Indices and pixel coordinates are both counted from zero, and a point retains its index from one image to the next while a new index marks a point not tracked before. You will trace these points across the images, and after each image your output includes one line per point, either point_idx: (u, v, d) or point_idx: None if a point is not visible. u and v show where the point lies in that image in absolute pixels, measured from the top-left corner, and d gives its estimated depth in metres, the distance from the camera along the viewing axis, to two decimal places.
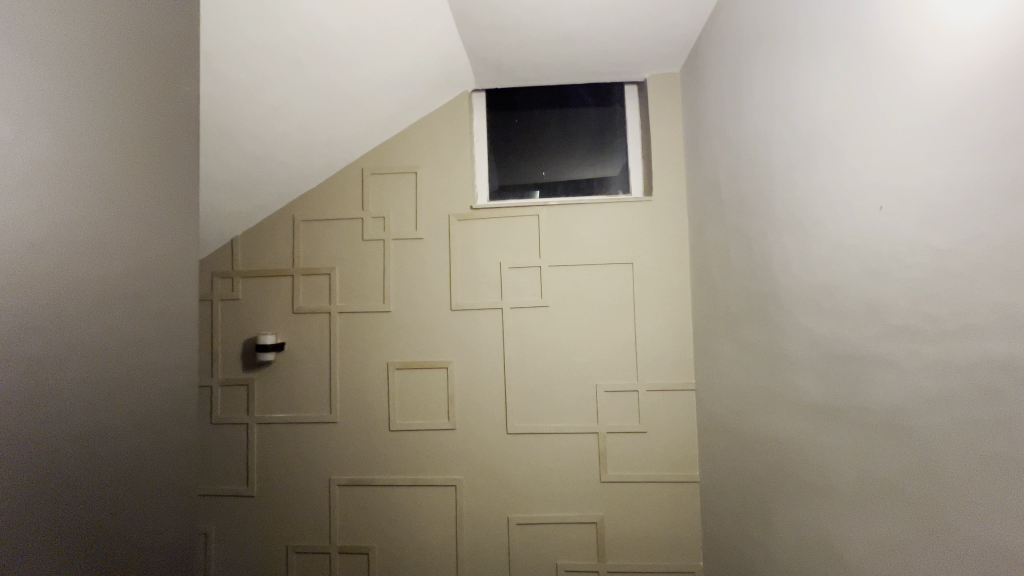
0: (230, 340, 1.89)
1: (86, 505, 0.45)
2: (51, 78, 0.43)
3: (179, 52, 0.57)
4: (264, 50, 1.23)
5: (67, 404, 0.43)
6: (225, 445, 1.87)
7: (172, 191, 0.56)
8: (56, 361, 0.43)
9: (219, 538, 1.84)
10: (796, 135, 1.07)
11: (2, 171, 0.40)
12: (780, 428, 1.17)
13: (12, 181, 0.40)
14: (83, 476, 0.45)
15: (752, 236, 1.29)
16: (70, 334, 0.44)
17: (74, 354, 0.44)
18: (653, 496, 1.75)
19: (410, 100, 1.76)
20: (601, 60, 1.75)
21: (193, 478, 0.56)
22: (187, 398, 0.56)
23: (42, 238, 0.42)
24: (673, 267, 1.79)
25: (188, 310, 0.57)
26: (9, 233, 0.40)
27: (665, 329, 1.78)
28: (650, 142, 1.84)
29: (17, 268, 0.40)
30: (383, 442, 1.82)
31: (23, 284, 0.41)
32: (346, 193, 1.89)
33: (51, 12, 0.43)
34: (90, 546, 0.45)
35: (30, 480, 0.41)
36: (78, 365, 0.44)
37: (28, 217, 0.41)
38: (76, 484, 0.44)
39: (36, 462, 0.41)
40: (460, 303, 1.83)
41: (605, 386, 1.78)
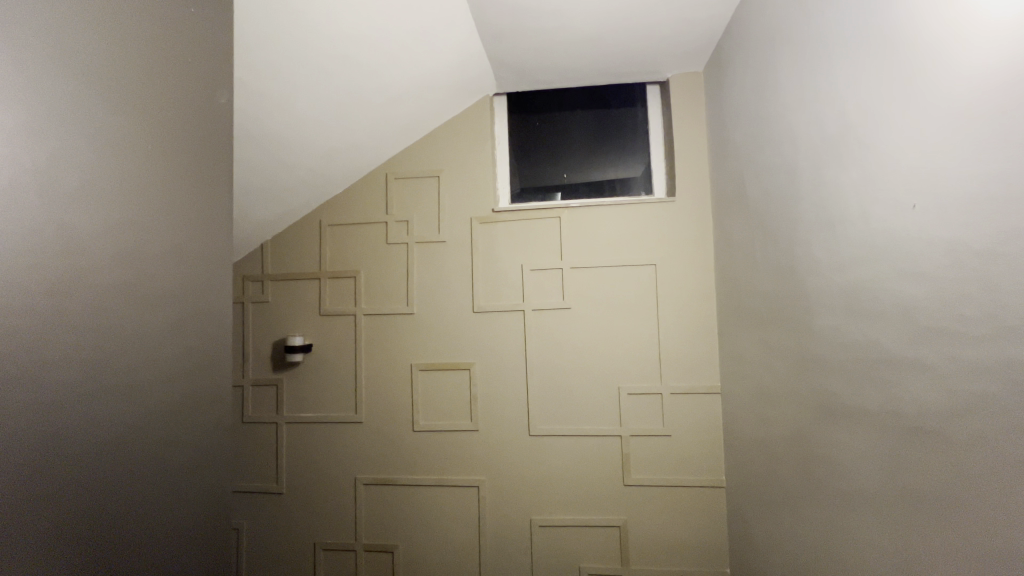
0: (260, 341, 1.95)
1: (126, 502, 0.47)
2: (98, 96, 0.46)
3: (215, 68, 0.60)
4: (292, 61, 1.27)
5: (110, 405, 0.46)
6: (255, 443, 1.92)
7: (208, 199, 0.58)
8: (102, 363, 0.46)
9: (250, 534, 1.89)
10: (824, 134, 1.04)
11: (58, 185, 0.43)
12: (809, 433, 1.14)
13: (67, 192, 0.44)
14: (124, 473, 0.47)
15: (779, 236, 1.26)
16: (113, 339, 0.47)
17: (117, 357, 0.47)
18: (677, 500, 1.72)
19: (432, 106, 1.78)
20: (622, 62, 1.75)
21: (226, 476, 0.58)
22: (221, 398, 0.59)
23: (89, 245, 0.45)
24: (697, 268, 1.77)
25: (222, 314, 0.60)
26: (62, 243, 0.43)
27: (689, 332, 1.75)
28: (672, 142, 1.83)
29: (69, 275, 0.44)
30: (407, 442, 1.85)
31: (73, 292, 0.44)
32: (370, 197, 1.92)
33: (99, 34, 0.47)
34: (131, 542, 0.47)
35: (78, 474, 0.44)
36: (122, 368, 0.47)
37: (80, 227, 0.44)
38: (117, 481, 0.47)
39: (83, 458, 0.44)
40: (482, 305, 1.84)
41: (628, 388, 1.76)
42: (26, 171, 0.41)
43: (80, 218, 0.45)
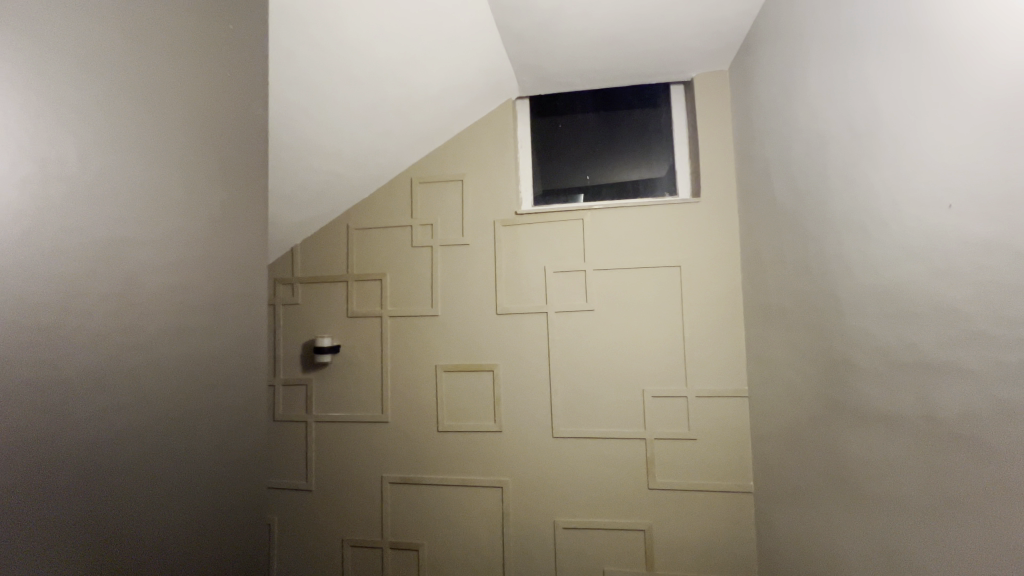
0: (290, 342, 2.00)
1: (172, 499, 0.50)
2: (146, 114, 0.49)
3: (250, 82, 0.63)
4: (322, 71, 1.31)
5: (157, 407, 0.49)
6: (286, 441, 1.98)
7: (245, 207, 0.61)
8: (150, 367, 0.49)
9: (281, 530, 1.95)
10: (854, 133, 1.02)
11: (113, 199, 0.46)
12: (841, 438, 1.11)
13: (120, 206, 0.47)
14: (170, 471, 0.50)
15: (808, 236, 1.24)
16: (159, 344, 0.50)
17: (162, 361, 0.50)
18: (703, 505, 1.70)
19: (456, 111, 1.81)
20: (646, 63, 1.74)
21: (261, 472, 0.61)
22: (257, 396, 0.62)
23: (138, 255, 0.48)
24: (723, 269, 1.74)
25: (258, 317, 0.63)
26: (117, 255, 0.46)
27: (715, 334, 1.73)
28: (697, 142, 1.81)
29: (122, 284, 0.46)
30: (431, 442, 1.88)
31: (125, 300, 0.47)
32: (396, 201, 1.96)
33: (147, 55, 0.50)
34: (177, 538, 0.50)
35: (131, 472, 0.46)
36: (167, 371, 0.50)
37: (131, 238, 0.47)
38: (164, 480, 0.49)
39: (136, 457, 0.47)
40: (505, 307, 1.86)
41: (652, 391, 1.75)
42: (84, 184, 0.44)
43: (127, 226, 0.47)
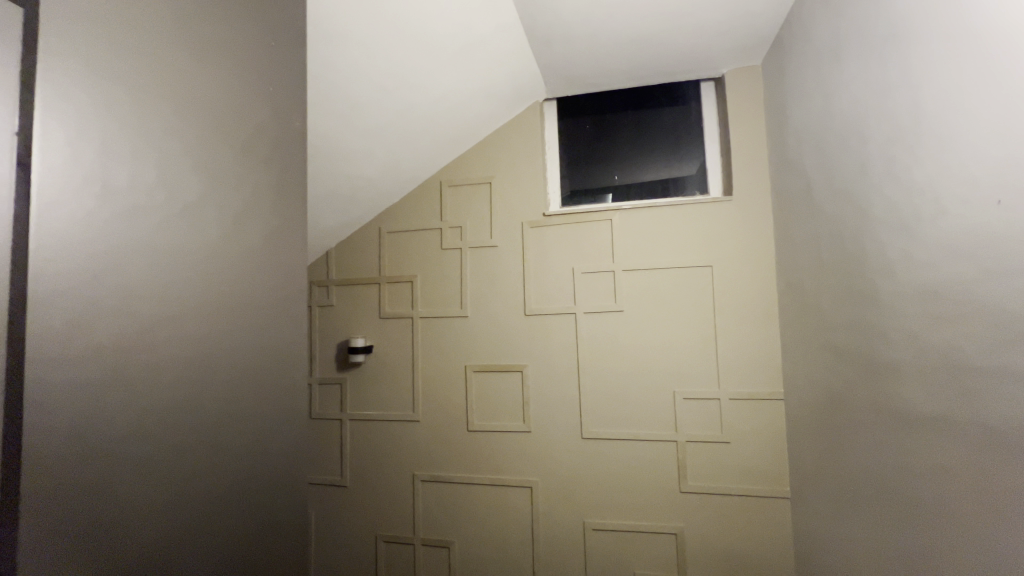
0: (325, 342, 2.07)
1: (216, 495, 0.52)
2: (195, 130, 0.52)
3: (291, 96, 0.67)
4: (354, 80, 1.35)
5: (203, 406, 0.52)
6: (322, 438, 2.04)
7: (286, 215, 0.65)
8: (198, 367, 0.51)
9: (318, 524, 2.01)
10: (895, 127, 0.99)
11: (167, 210, 0.49)
12: (882, 445, 1.07)
13: (174, 216, 0.50)
14: (215, 467, 0.52)
15: (847, 234, 1.20)
16: (207, 346, 0.53)
17: (209, 361, 0.53)
18: (737, 510, 1.66)
19: (484, 114, 1.83)
20: (675, 60, 1.72)
21: (300, 466, 0.64)
22: (297, 394, 0.65)
23: (188, 263, 0.51)
24: (756, 269, 1.70)
25: (298, 319, 0.66)
26: (170, 262, 0.49)
27: (748, 335, 1.69)
28: (729, 139, 1.78)
29: (174, 290, 0.49)
30: (461, 442, 1.90)
31: (177, 306, 0.49)
32: (426, 204, 2.00)
33: (196, 74, 0.53)
34: (219, 532, 0.52)
35: (181, 468, 0.49)
36: (214, 372, 0.53)
37: (182, 247, 0.50)
38: (210, 475, 0.52)
39: (184, 454, 0.49)
40: (534, 308, 1.87)
41: (683, 393, 1.72)
42: (141, 197, 0.47)
43: (177, 235, 0.50)
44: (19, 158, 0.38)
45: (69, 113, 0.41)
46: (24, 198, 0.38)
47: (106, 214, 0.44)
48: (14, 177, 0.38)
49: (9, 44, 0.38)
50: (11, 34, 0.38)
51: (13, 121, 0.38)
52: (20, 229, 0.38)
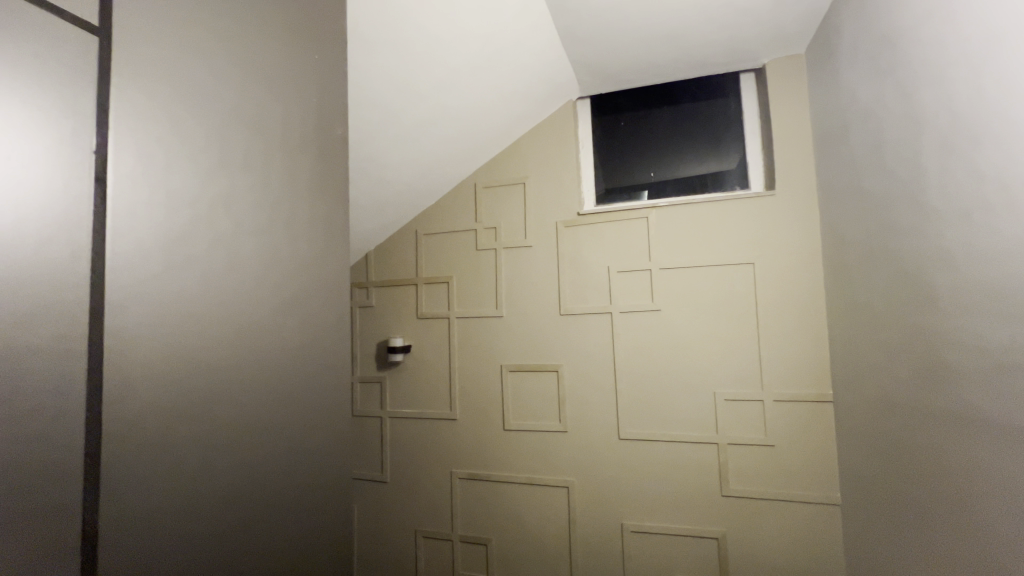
0: (366, 342, 2.13)
1: (267, 488, 0.55)
2: (248, 143, 0.56)
3: (333, 107, 0.69)
4: (392, 88, 1.39)
5: (257, 404, 0.55)
6: (364, 435, 2.11)
7: (330, 222, 0.67)
8: (253, 367, 0.54)
9: (360, 519, 2.08)
10: (953, 114, 0.93)
11: (224, 219, 0.52)
12: (941, 450, 1.01)
13: (230, 225, 0.53)
14: (267, 462, 0.56)
15: (901, 228, 1.14)
16: (260, 347, 0.56)
17: (262, 361, 0.56)
18: (783, 515, 1.61)
19: (518, 114, 1.84)
20: (713, 52, 1.67)
21: (345, 463, 0.67)
22: (340, 394, 0.67)
23: (244, 268, 0.54)
24: (802, 265, 1.64)
25: (342, 321, 0.69)
26: (227, 267, 0.52)
27: (794, 335, 1.63)
28: (771, 131, 1.71)
29: (231, 294, 0.52)
30: (498, 441, 1.92)
31: (233, 310, 0.53)
32: (461, 206, 2.03)
33: (248, 90, 0.56)
34: (270, 524, 0.55)
35: (237, 462, 0.52)
36: (267, 371, 0.56)
37: (237, 253, 0.53)
38: (263, 469, 0.55)
39: (239, 449, 0.52)
40: (569, 308, 1.86)
41: (725, 394, 1.68)
42: (201, 208, 0.50)
43: (233, 243, 0.53)
44: (97, 175, 0.42)
45: (140, 132, 0.45)
46: (102, 211, 0.41)
47: (170, 225, 0.47)
48: (92, 193, 0.41)
49: (88, 72, 0.41)
50: (89, 64, 0.42)
51: (92, 141, 0.41)
52: (98, 243, 0.41)
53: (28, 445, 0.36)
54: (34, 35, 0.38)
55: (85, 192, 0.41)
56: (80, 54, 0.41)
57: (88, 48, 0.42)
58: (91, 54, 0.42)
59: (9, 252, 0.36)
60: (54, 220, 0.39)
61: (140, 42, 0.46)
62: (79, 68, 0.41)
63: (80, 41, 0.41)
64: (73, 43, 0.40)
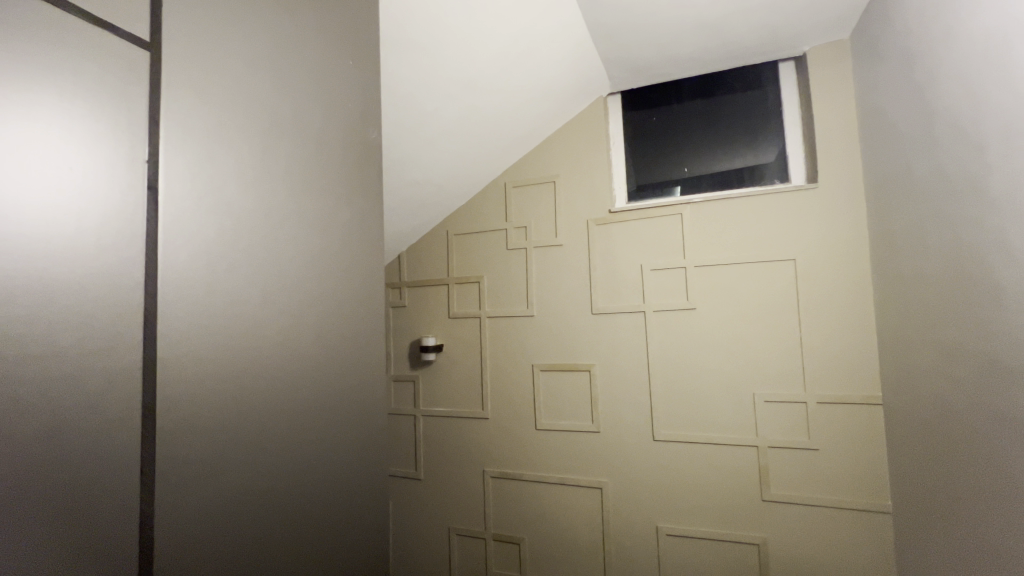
0: (399, 342, 2.17)
1: (307, 484, 0.57)
2: (287, 149, 0.58)
3: (368, 111, 0.71)
4: (423, 91, 1.41)
5: (298, 402, 0.57)
6: (398, 433, 2.15)
7: (365, 224, 0.69)
8: (292, 366, 0.56)
9: (395, 515, 2.12)
10: (1012, 98, 0.87)
11: (264, 224, 0.54)
12: (1002, 458, 0.94)
13: (270, 228, 0.55)
14: (307, 459, 0.57)
15: (956, 220, 1.07)
16: (300, 346, 0.57)
17: (302, 361, 0.57)
18: (828, 523, 1.54)
19: (548, 112, 1.83)
20: (751, 41, 1.62)
21: (380, 462, 0.68)
22: (376, 393, 0.69)
23: (284, 270, 0.56)
24: (848, 261, 1.56)
25: (377, 321, 0.70)
26: (269, 270, 0.54)
27: (839, 334, 1.55)
28: (813, 121, 1.64)
29: (272, 295, 0.54)
30: (530, 440, 1.92)
31: (274, 310, 0.54)
32: (492, 206, 2.04)
33: (286, 98, 0.58)
34: (309, 520, 0.57)
35: (280, 459, 0.54)
36: (307, 370, 0.58)
37: (277, 256, 0.55)
38: (303, 466, 0.57)
39: (281, 446, 0.54)
40: (601, 307, 1.84)
41: (765, 395, 1.62)
42: (243, 214, 0.52)
43: (273, 246, 0.55)
44: (148, 183, 0.44)
45: (188, 140, 0.47)
46: (155, 219, 0.44)
47: (218, 229, 0.49)
48: (145, 201, 0.43)
49: (140, 85, 0.44)
50: (140, 78, 0.44)
51: (144, 151, 0.44)
52: (152, 248, 0.44)
53: (90, 438, 0.38)
54: (91, 52, 0.41)
55: (139, 201, 0.43)
56: (133, 67, 0.43)
57: (140, 62, 0.44)
58: (141, 67, 0.44)
59: (74, 259, 0.38)
60: (112, 227, 0.41)
61: (187, 54, 0.48)
62: (132, 81, 0.43)
63: (132, 56, 0.43)
64: (127, 57, 0.43)
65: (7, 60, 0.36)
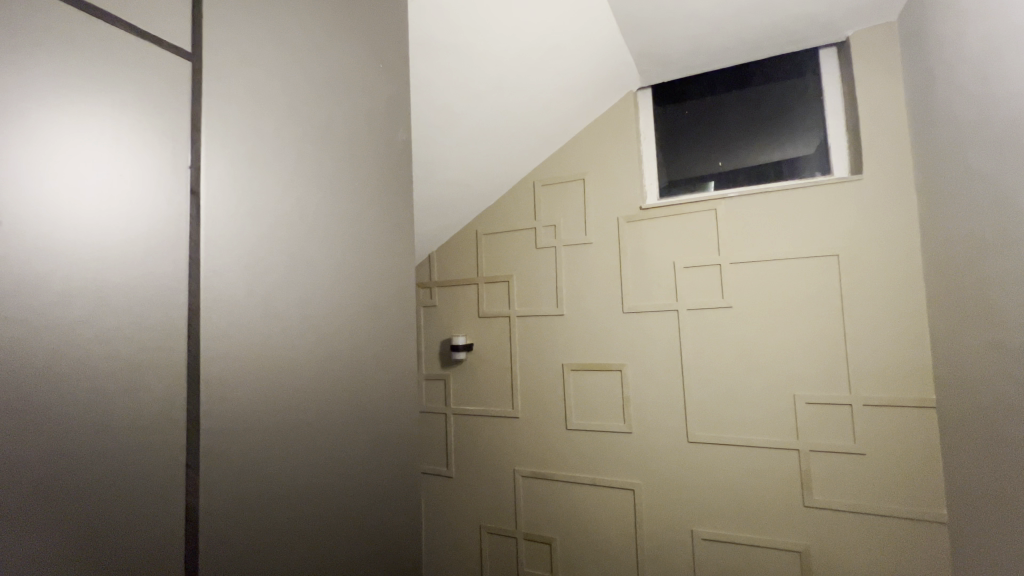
0: (430, 341, 2.20)
1: (341, 482, 0.58)
2: (320, 154, 0.59)
3: (396, 112, 0.71)
4: (450, 93, 1.41)
5: (332, 401, 0.58)
6: (430, 430, 2.18)
7: (396, 225, 0.69)
8: (326, 365, 0.57)
9: (427, 512, 2.15)
10: None
11: (298, 227, 0.55)
12: None
13: (304, 231, 0.56)
14: (341, 456, 0.58)
15: (1015, 213, 0.99)
16: (334, 346, 0.58)
17: (336, 360, 0.58)
18: (876, 532, 1.46)
19: (577, 108, 1.81)
20: (790, 28, 1.55)
21: (412, 461, 0.69)
22: (408, 392, 0.69)
23: (317, 272, 0.57)
24: (898, 256, 1.47)
25: (408, 322, 0.70)
26: (303, 272, 0.55)
27: (887, 332, 1.47)
28: (858, 109, 1.56)
29: (305, 296, 0.55)
30: (560, 440, 1.90)
31: (308, 311, 0.55)
32: (520, 205, 2.03)
33: (317, 102, 0.59)
34: (344, 517, 0.58)
35: (315, 457, 0.55)
36: (341, 370, 0.59)
37: (310, 258, 0.56)
38: (337, 463, 0.58)
39: (317, 444, 0.55)
40: (632, 305, 1.81)
41: (807, 396, 1.55)
42: (279, 218, 0.53)
43: (308, 247, 0.56)
44: (191, 188, 0.45)
45: (228, 146, 0.48)
46: (196, 222, 0.45)
47: (257, 231, 0.51)
48: (188, 205, 0.45)
49: (182, 94, 0.45)
50: (183, 86, 0.45)
51: (187, 157, 0.45)
52: (195, 251, 0.45)
53: (140, 431, 0.40)
54: (137, 63, 0.42)
55: (182, 205, 0.44)
56: (175, 77, 0.45)
57: (182, 72, 0.46)
58: (183, 77, 0.46)
59: (125, 261, 0.40)
60: (159, 230, 0.43)
61: (225, 62, 0.49)
62: (174, 90, 0.45)
63: (175, 66, 0.45)
64: (169, 67, 0.45)
65: (61, 72, 0.38)
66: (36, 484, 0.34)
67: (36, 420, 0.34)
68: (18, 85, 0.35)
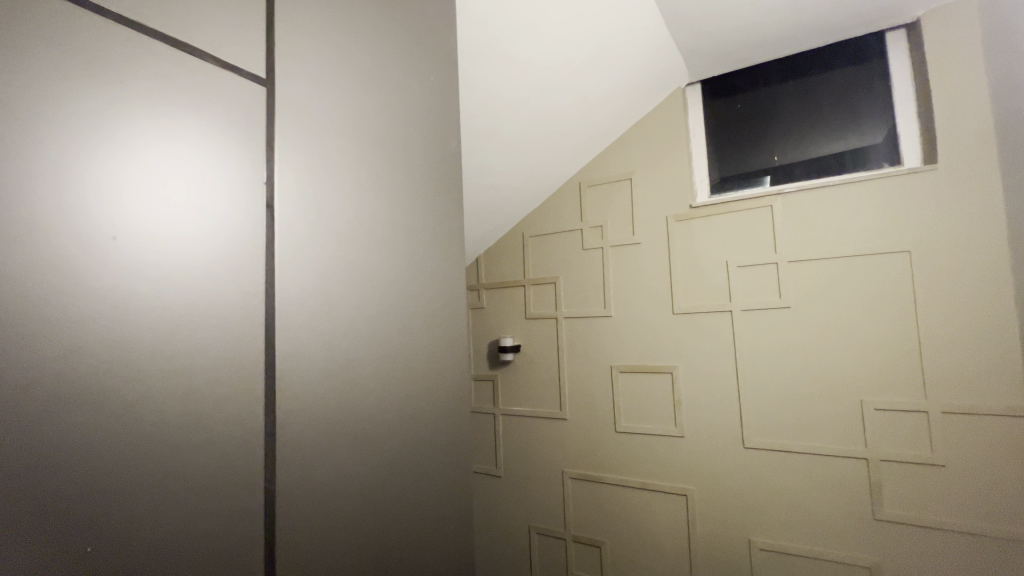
0: (479, 342, 2.24)
1: (401, 476, 0.61)
2: (377, 164, 0.62)
3: (447, 120, 0.74)
4: (495, 100, 1.44)
5: (392, 399, 0.61)
6: (480, 430, 2.22)
7: (447, 229, 0.72)
8: (385, 365, 0.60)
9: (477, 510, 2.19)
10: None
11: (357, 234, 0.58)
12: None
13: (363, 239, 0.59)
14: (400, 451, 0.61)
15: None
16: (392, 347, 0.61)
17: (395, 360, 0.62)
18: (957, 550, 1.35)
19: (624, 107, 1.79)
20: (853, 13, 1.46)
21: (466, 459, 0.71)
22: (461, 392, 0.71)
23: (375, 277, 0.60)
24: (981, 251, 1.35)
25: (459, 323, 0.72)
26: (363, 277, 0.59)
27: (969, 335, 1.36)
28: (932, 93, 1.44)
29: (365, 300, 0.59)
30: (609, 443, 1.89)
31: (367, 314, 0.59)
32: (567, 206, 2.04)
33: (374, 116, 0.62)
34: (402, 510, 0.61)
35: (377, 451, 0.58)
36: (399, 369, 0.62)
37: (368, 265, 0.59)
38: (397, 458, 0.61)
39: (378, 439, 0.59)
40: (683, 306, 1.76)
41: (876, 402, 1.46)
42: (340, 227, 0.57)
43: (366, 253, 0.59)
44: (266, 202, 0.50)
45: (297, 162, 0.53)
46: (271, 235, 0.50)
47: (320, 239, 0.54)
48: (264, 219, 0.49)
49: (258, 117, 0.50)
50: (258, 110, 0.50)
51: (262, 174, 0.50)
52: (269, 260, 0.49)
53: (227, 423, 0.45)
54: (221, 92, 0.47)
55: (259, 219, 0.49)
56: (251, 101, 0.49)
57: (257, 97, 0.50)
58: (259, 101, 0.50)
59: (213, 270, 0.45)
60: (240, 240, 0.47)
61: (293, 85, 0.53)
62: (251, 113, 0.49)
63: (252, 91, 0.49)
64: (247, 93, 0.49)
65: (161, 104, 0.43)
66: (143, 469, 0.39)
67: (142, 415, 0.39)
68: (127, 118, 0.40)
